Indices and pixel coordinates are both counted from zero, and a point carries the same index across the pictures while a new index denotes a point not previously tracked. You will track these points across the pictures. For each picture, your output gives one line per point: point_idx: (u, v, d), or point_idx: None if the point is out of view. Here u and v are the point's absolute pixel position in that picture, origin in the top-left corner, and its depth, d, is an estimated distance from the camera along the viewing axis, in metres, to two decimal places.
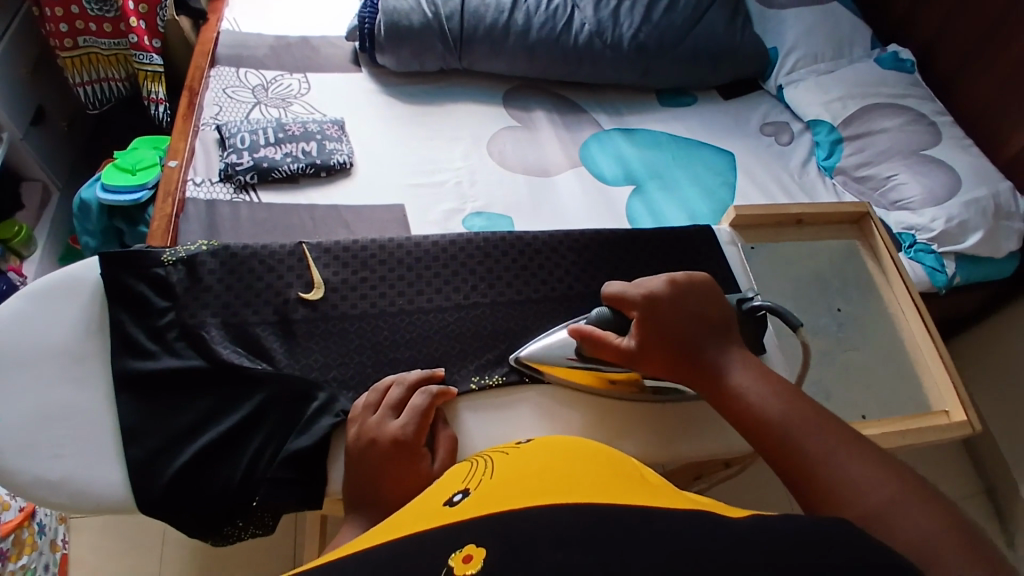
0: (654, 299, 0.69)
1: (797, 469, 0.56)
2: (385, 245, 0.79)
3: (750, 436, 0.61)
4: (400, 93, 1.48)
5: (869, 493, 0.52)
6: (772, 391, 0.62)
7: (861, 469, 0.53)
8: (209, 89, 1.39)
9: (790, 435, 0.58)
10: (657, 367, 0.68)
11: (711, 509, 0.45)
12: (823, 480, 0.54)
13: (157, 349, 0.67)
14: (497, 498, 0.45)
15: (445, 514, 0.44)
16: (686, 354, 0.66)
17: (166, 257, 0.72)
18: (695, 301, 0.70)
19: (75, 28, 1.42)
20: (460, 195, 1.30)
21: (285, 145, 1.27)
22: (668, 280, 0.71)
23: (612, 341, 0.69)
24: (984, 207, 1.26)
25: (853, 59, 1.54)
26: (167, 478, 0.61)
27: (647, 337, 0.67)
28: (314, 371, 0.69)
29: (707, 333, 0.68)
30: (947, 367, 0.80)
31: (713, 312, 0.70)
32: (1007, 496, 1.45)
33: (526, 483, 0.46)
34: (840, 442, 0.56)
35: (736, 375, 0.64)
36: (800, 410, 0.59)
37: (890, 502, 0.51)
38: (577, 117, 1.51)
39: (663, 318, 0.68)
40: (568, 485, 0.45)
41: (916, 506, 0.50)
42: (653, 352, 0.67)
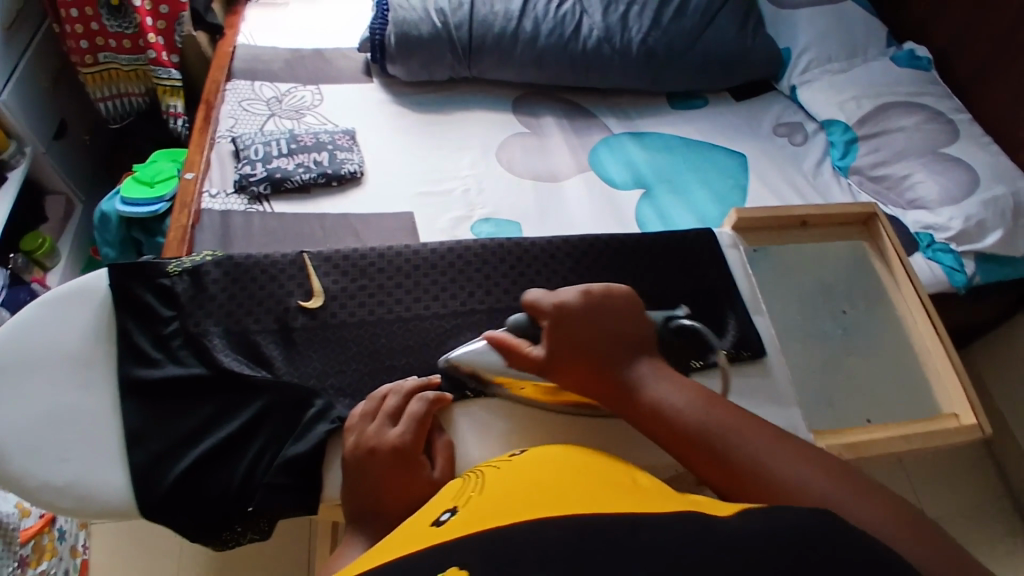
0: (565, 310, 0.68)
1: (730, 474, 0.57)
2: (383, 254, 0.79)
3: (673, 448, 0.62)
4: (410, 102, 1.50)
5: (801, 489, 0.55)
6: (691, 397, 0.62)
7: (789, 465, 0.56)
8: (225, 102, 1.42)
9: (718, 443, 0.59)
10: (570, 380, 0.66)
11: (694, 510, 0.44)
12: (760, 483, 0.56)
13: (162, 357, 0.69)
14: (480, 517, 0.45)
15: (432, 534, 0.45)
16: (599, 370, 0.65)
17: (171, 268, 0.74)
18: (612, 315, 0.68)
19: (95, 45, 1.47)
20: (469, 202, 1.31)
21: (297, 156, 1.29)
22: (581, 292, 0.69)
23: (522, 349, 0.68)
24: (1004, 206, 1.22)
25: (868, 59, 1.52)
26: (167, 484, 0.62)
27: (556, 348, 0.66)
28: (312, 378, 0.70)
29: (619, 349, 0.67)
30: (956, 372, 0.78)
31: (626, 327, 0.68)
32: None
33: (507, 501, 0.46)
34: (769, 440, 0.58)
35: (655, 387, 0.64)
36: (722, 416, 0.60)
37: (827, 493, 0.54)
38: (587, 122, 1.51)
39: (573, 329, 0.67)
40: (539, 497, 0.46)
41: (848, 491, 0.54)
42: (564, 363, 0.66)
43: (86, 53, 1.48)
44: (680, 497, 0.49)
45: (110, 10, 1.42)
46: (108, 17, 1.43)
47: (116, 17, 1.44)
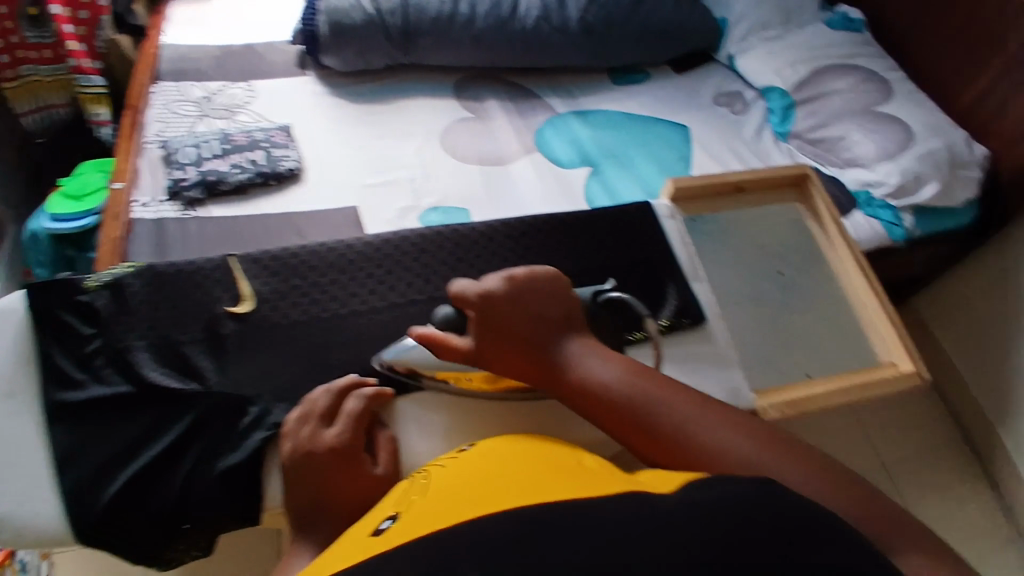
0: (491, 299, 0.66)
1: (660, 446, 0.59)
2: (316, 250, 0.78)
3: (606, 425, 0.62)
4: (348, 93, 1.46)
5: (727, 456, 0.57)
6: (621, 372, 0.63)
7: (715, 433, 0.58)
8: (153, 106, 1.36)
9: (649, 417, 0.60)
10: (504, 366, 0.65)
11: (630, 489, 0.44)
12: (688, 454, 0.58)
13: (86, 377, 0.66)
14: (419, 520, 0.44)
15: (371, 544, 0.44)
16: (530, 356, 0.65)
17: (89, 282, 0.71)
18: (538, 298, 0.67)
19: (15, 57, 1.39)
20: (415, 191, 1.29)
21: (231, 156, 1.25)
22: (507, 278, 0.68)
23: (452, 343, 0.66)
24: (939, 158, 1.26)
25: (803, 24, 1.54)
26: (100, 508, 0.60)
27: (486, 336, 0.65)
28: (247, 385, 0.68)
29: (547, 332, 0.66)
30: (893, 323, 0.80)
31: (552, 309, 0.67)
32: (986, 443, 1.46)
33: (446, 500, 0.46)
34: (695, 409, 0.60)
35: (585, 366, 0.64)
36: (651, 390, 0.61)
37: (750, 458, 0.56)
38: (531, 102, 1.50)
39: (501, 316, 0.65)
40: (476, 495, 0.45)
41: (769, 453, 0.56)
42: (493, 352, 0.65)
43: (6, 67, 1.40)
44: (622, 475, 0.50)
45: (30, 20, 1.37)
46: (28, 28, 1.37)
47: (35, 27, 1.38)
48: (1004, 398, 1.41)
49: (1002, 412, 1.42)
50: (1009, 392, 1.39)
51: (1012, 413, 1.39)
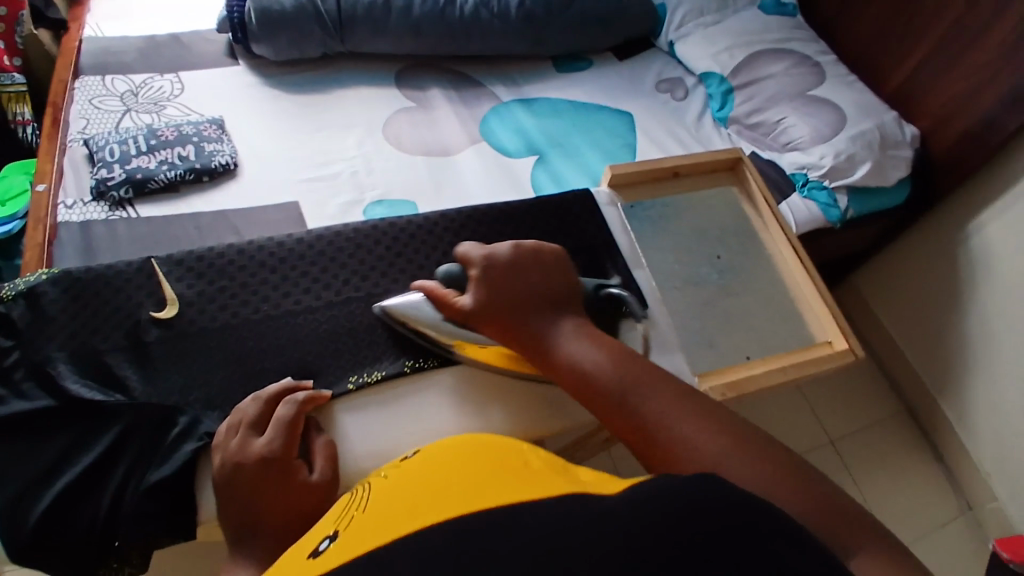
0: (493, 264, 0.70)
1: (633, 429, 0.58)
2: (243, 250, 0.75)
3: (586, 402, 0.63)
4: (282, 84, 1.41)
5: (698, 449, 0.54)
6: (606, 355, 0.63)
7: (690, 426, 0.56)
8: (73, 102, 1.28)
9: (626, 398, 0.60)
10: (495, 332, 0.68)
11: (580, 490, 0.42)
12: (660, 449, 0.56)
13: (2, 393, 0.63)
14: (360, 537, 0.41)
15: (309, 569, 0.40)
16: (521, 327, 0.67)
17: (3, 292, 0.67)
18: (539, 271, 0.70)
19: None
20: (359, 184, 1.25)
21: (159, 152, 1.19)
22: (514, 248, 0.72)
23: (449, 298, 0.70)
24: (870, 139, 1.31)
25: (738, 9, 1.57)
26: (20, 533, 0.57)
27: (485, 298, 0.68)
28: (176, 394, 0.66)
29: (541, 306, 0.68)
30: (827, 302, 0.84)
31: (550, 286, 0.70)
32: (927, 408, 1.54)
33: (389, 514, 0.42)
34: (672, 402, 0.58)
35: (571, 345, 0.65)
36: (634, 373, 0.61)
37: (721, 454, 0.53)
38: (474, 91, 1.48)
39: (500, 282, 0.69)
40: (422, 504, 0.42)
41: (740, 456, 0.53)
42: (487, 316, 0.68)
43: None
44: (570, 474, 0.48)
45: None
46: None
47: None
48: (940, 365, 1.49)
49: (940, 379, 1.50)
50: (946, 360, 1.47)
51: (949, 379, 1.47)
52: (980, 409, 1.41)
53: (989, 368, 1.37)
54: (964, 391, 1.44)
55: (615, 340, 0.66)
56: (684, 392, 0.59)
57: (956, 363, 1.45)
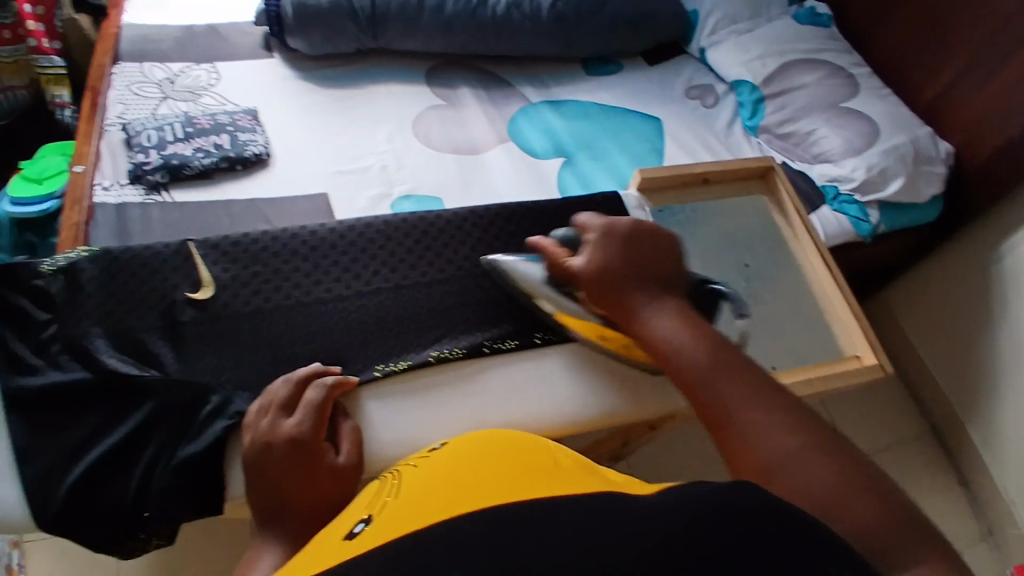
0: (608, 234, 0.70)
1: (711, 412, 0.57)
2: (277, 237, 0.77)
3: (672, 378, 0.62)
4: (315, 77, 1.43)
5: (774, 443, 0.52)
6: (698, 338, 0.62)
7: (770, 420, 0.53)
8: (112, 88, 1.31)
9: (711, 381, 0.58)
10: (593, 298, 0.69)
11: (612, 489, 0.42)
12: (729, 436, 0.55)
13: (41, 363, 0.65)
14: (395, 522, 0.41)
15: (343, 550, 0.40)
16: (615, 296, 0.67)
17: (44, 267, 0.69)
18: (649, 247, 0.70)
19: None
20: (388, 179, 1.27)
21: (194, 140, 1.21)
22: (631, 222, 0.72)
23: (561, 258, 0.72)
24: (903, 153, 1.29)
25: (771, 18, 1.56)
26: (55, 500, 0.60)
27: (592, 262, 0.69)
28: (208, 373, 0.67)
29: (646, 281, 0.68)
30: (856, 316, 0.83)
31: (658, 263, 0.69)
32: (952, 428, 1.51)
33: (425, 500, 0.43)
34: (749, 393, 0.56)
35: (663, 320, 0.64)
36: (725, 360, 0.59)
37: (797, 455, 0.50)
38: (504, 91, 1.49)
39: (609, 249, 0.69)
40: (460, 493, 0.42)
41: (813, 457, 0.50)
42: (592, 283, 0.68)
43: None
44: (599, 474, 0.48)
45: None
46: None
47: None
48: (968, 384, 1.46)
49: (967, 399, 1.47)
50: (975, 379, 1.44)
51: (977, 399, 1.45)
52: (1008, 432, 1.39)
53: (1020, 389, 1.34)
54: (992, 413, 1.41)
55: (708, 326, 0.64)
56: (767, 386, 0.57)
57: (985, 383, 1.42)
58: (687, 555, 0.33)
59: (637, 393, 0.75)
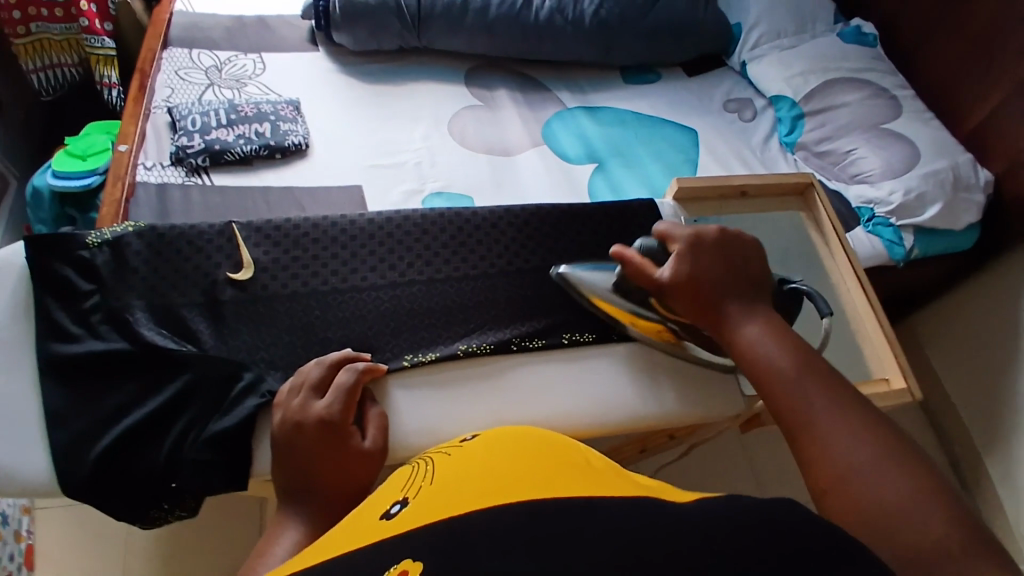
0: (700, 240, 0.71)
1: (789, 414, 0.59)
2: (318, 223, 0.78)
3: (753, 381, 0.63)
4: (357, 72, 1.45)
5: (853, 451, 0.53)
6: (783, 347, 0.63)
7: (850, 429, 0.55)
8: (161, 71, 1.34)
9: (792, 387, 0.60)
10: (680, 304, 0.70)
11: (646, 493, 0.43)
12: (807, 444, 0.56)
13: (82, 332, 0.67)
14: (434, 506, 0.42)
15: (383, 528, 0.42)
16: (707, 299, 0.68)
17: (90, 240, 0.71)
18: (741, 254, 0.72)
19: (26, 15, 1.34)
20: (420, 175, 1.28)
21: (237, 126, 1.24)
22: (719, 230, 0.73)
23: (648, 268, 0.71)
24: (942, 179, 1.27)
25: (816, 36, 1.54)
26: (88, 463, 0.62)
27: (683, 271, 0.69)
28: (243, 351, 0.70)
29: (737, 285, 0.69)
30: (887, 338, 0.83)
31: (748, 269, 0.71)
32: (971, 463, 1.47)
33: (464, 488, 0.44)
34: (831, 404, 0.57)
35: (749, 327, 0.66)
36: (808, 368, 0.61)
37: (874, 464, 0.52)
38: (541, 95, 1.49)
39: (701, 255, 0.70)
40: (498, 482, 0.43)
41: (887, 470, 0.51)
42: (684, 289, 0.69)
43: (18, 23, 1.35)
44: (630, 478, 0.48)
45: None
46: None
47: None
48: (993, 419, 1.42)
49: (990, 434, 1.43)
50: (1000, 415, 1.41)
51: (1000, 435, 1.41)
52: None
53: None
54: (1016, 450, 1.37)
55: (795, 335, 0.65)
56: (847, 398, 0.58)
57: (1009, 419, 1.39)
58: (698, 556, 0.34)
59: (660, 400, 0.75)
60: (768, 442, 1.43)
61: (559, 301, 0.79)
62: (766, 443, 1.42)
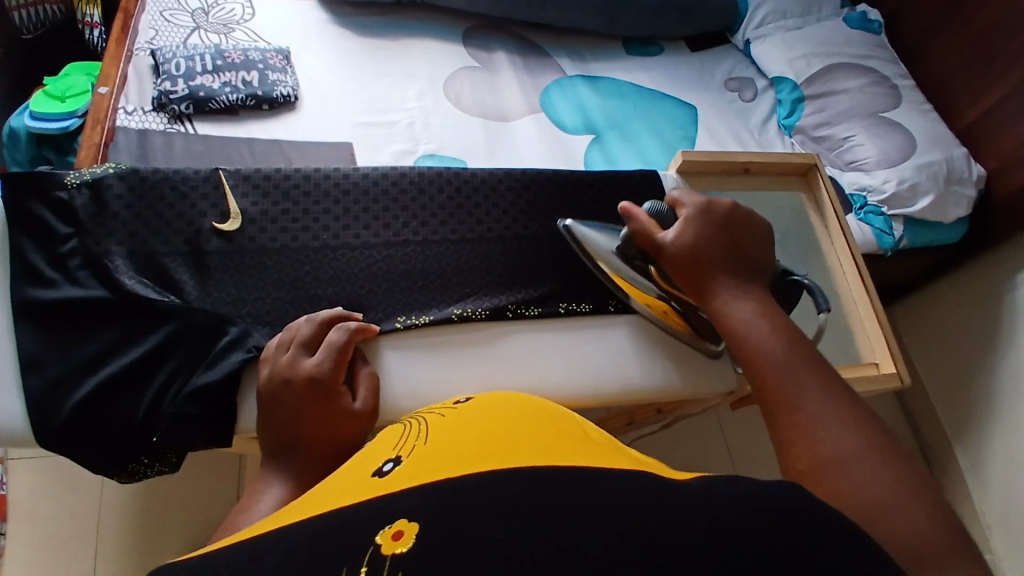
0: (707, 209, 0.70)
1: (774, 398, 0.57)
2: (310, 175, 0.75)
3: (744, 364, 0.62)
4: (352, 25, 1.40)
5: (837, 439, 0.51)
6: (777, 332, 0.61)
7: (836, 418, 0.52)
8: (145, 11, 1.28)
9: (782, 373, 0.58)
10: (678, 272, 0.69)
11: (645, 469, 0.42)
12: (789, 428, 0.54)
13: (58, 277, 0.64)
14: (428, 467, 0.41)
15: (373, 486, 0.41)
16: (703, 273, 0.67)
17: (69, 180, 0.68)
18: (743, 233, 0.70)
19: None
20: (413, 136, 1.25)
21: (223, 74, 1.18)
22: (731, 204, 0.72)
23: (651, 230, 0.70)
24: (936, 171, 1.27)
25: (821, 18, 1.52)
26: (64, 413, 0.59)
27: (686, 237, 0.68)
28: (228, 305, 0.67)
29: (738, 265, 0.68)
30: (879, 321, 0.83)
31: (751, 250, 0.70)
32: (939, 451, 1.51)
33: (459, 449, 0.43)
34: (819, 392, 0.55)
35: (741, 309, 0.64)
36: (800, 356, 0.59)
37: (856, 454, 0.49)
38: (540, 60, 1.45)
39: (706, 226, 0.69)
40: (493, 447, 0.42)
41: (870, 463, 0.49)
42: (682, 256, 0.68)
43: None
44: (626, 453, 0.47)
45: None
46: None
47: None
48: (964, 409, 1.46)
49: (960, 424, 1.47)
50: (971, 405, 1.44)
51: (969, 425, 1.44)
52: (996, 460, 1.38)
53: (1014, 421, 1.33)
54: (984, 440, 1.41)
55: (789, 320, 0.64)
56: (839, 388, 0.55)
57: (980, 410, 1.42)
58: (694, 531, 0.33)
59: (652, 375, 0.74)
60: (745, 422, 1.45)
61: (553, 269, 0.78)
62: (745, 424, 1.44)
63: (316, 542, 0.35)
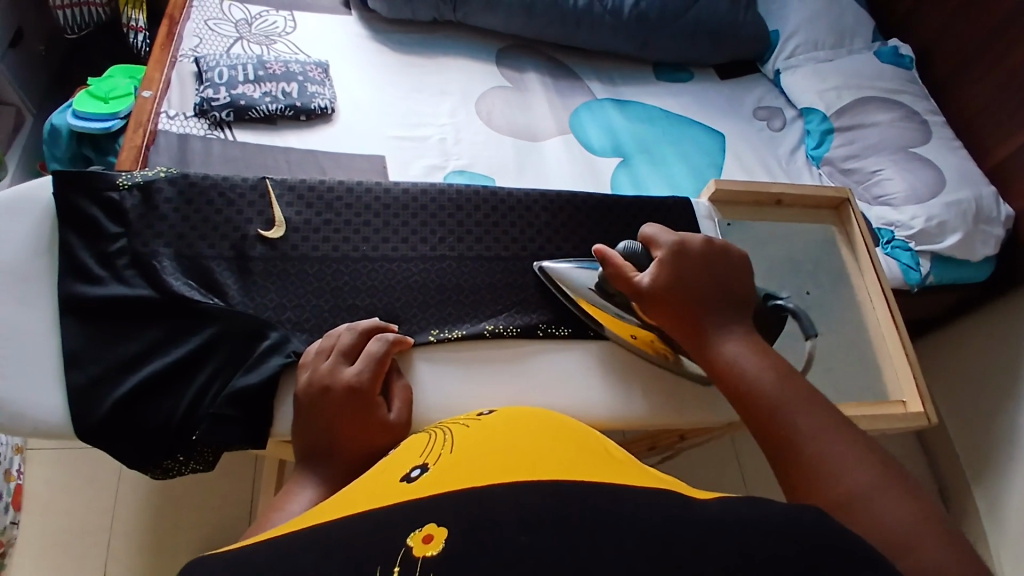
0: (683, 249, 0.69)
1: (778, 438, 0.56)
2: (353, 188, 0.77)
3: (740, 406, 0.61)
4: (389, 41, 1.43)
5: (848, 477, 0.51)
6: (767, 368, 0.61)
7: (844, 452, 0.53)
8: (190, 19, 1.32)
9: (780, 412, 0.57)
10: (657, 313, 0.68)
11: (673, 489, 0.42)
12: (798, 470, 0.53)
13: (106, 275, 0.66)
14: (454, 474, 0.42)
15: (402, 491, 0.41)
16: (684, 314, 0.67)
17: (121, 181, 0.71)
18: (726, 268, 0.70)
19: None
20: (444, 151, 1.27)
21: (264, 83, 1.22)
22: (705, 241, 0.71)
23: (627, 272, 0.69)
24: (965, 209, 1.26)
25: (853, 51, 1.53)
26: (106, 408, 0.61)
27: (661, 280, 0.68)
28: (268, 310, 0.69)
29: (717, 302, 0.67)
30: (908, 359, 0.82)
31: (735, 285, 0.69)
32: (958, 495, 1.48)
33: (485, 459, 0.43)
34: (821, 426, 0.55)
35: (729, 346, 0.64)
36: (794, 390, 0.59)
37: (869, 491, 0.49)
38: (570, 82, 1.47)
39: (685, 268, 0.68)
40: (515, 460, 0.43)
41: (885, 498, 0.49)
42: (658, 298, 0.68)
43: None
44: (648, 471, 0.48)
45: None
46: None
47: None
48: (985, 451, 1.43)
49: (981, 466, 1.44)
50: (992, 448, 1.41)
51: (990, 467, 1.41)
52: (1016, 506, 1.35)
53: None
54: (1004, 484, 1.38)
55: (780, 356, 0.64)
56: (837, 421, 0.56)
57: (1001, 452, 1.39)
58: (723, 552, 0.33)
59: (678, 403, 0.74)
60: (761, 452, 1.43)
61: None
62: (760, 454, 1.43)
63: (347, 543, 0.35)
